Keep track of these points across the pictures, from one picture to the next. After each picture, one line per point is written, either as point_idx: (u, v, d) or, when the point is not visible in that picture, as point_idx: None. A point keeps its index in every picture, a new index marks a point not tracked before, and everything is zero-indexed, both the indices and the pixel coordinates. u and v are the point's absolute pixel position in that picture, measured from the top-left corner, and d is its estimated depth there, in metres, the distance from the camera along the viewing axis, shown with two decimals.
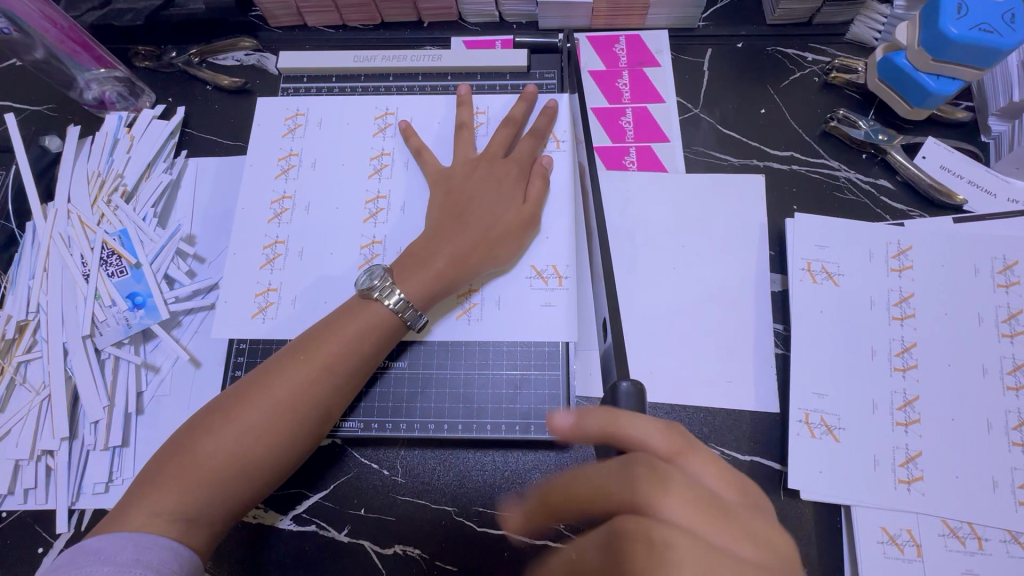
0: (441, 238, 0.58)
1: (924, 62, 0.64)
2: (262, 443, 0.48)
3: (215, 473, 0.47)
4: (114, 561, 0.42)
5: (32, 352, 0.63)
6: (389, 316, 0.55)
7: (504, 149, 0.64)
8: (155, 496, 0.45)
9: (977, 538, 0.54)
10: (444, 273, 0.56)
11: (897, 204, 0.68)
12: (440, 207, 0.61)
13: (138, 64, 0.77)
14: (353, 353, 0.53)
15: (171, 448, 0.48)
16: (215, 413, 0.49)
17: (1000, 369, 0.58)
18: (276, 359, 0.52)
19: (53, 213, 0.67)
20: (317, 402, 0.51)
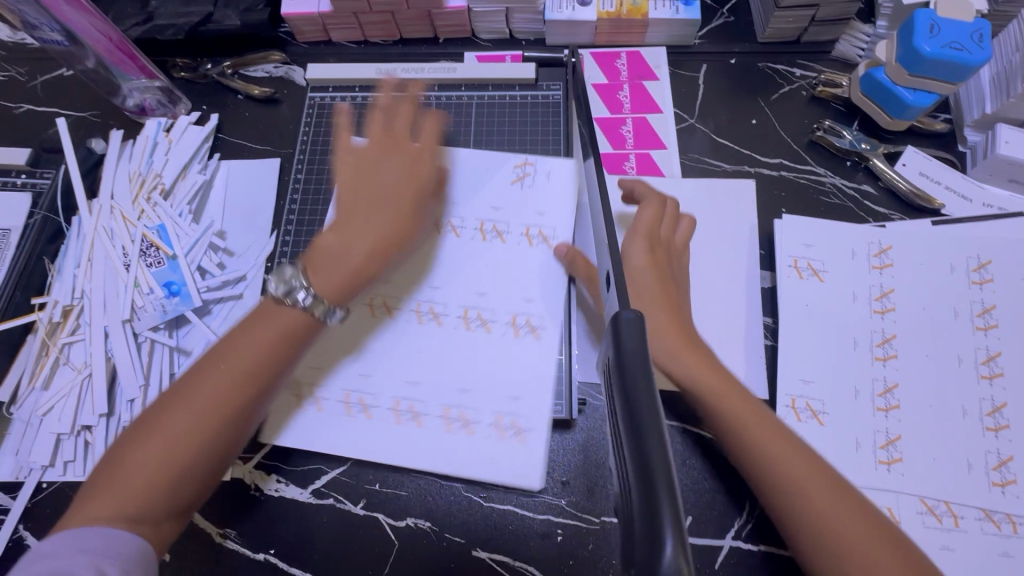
0: (357, 232, 0.59)
1: (902, 76, 0.69)
2: (192, 441, 0.50)
3: (149, 474, 0.48)
4: (103, 535, 0.46)
5: (74, 335, 0.69)
6: (304, 313, 0.55)
7: (409, 137, 0.65)
8: (97, 500, 0.47)
9: (953, 516, 0.58)
10: (359, 271, 0.58)
11: (879, 208, 0.73)
12: (352, 195, 0.61)
13: (175, 75, 0.84)
14: (275, 351, 0.54)
15: (109, 456, 0.50)
16: (148, 418, 0.51)
17: (975, 360, 0.63)
18: (200, 361, 0.54)
19: (97, 208, 0.73)
20: (242, 399, 0.52)
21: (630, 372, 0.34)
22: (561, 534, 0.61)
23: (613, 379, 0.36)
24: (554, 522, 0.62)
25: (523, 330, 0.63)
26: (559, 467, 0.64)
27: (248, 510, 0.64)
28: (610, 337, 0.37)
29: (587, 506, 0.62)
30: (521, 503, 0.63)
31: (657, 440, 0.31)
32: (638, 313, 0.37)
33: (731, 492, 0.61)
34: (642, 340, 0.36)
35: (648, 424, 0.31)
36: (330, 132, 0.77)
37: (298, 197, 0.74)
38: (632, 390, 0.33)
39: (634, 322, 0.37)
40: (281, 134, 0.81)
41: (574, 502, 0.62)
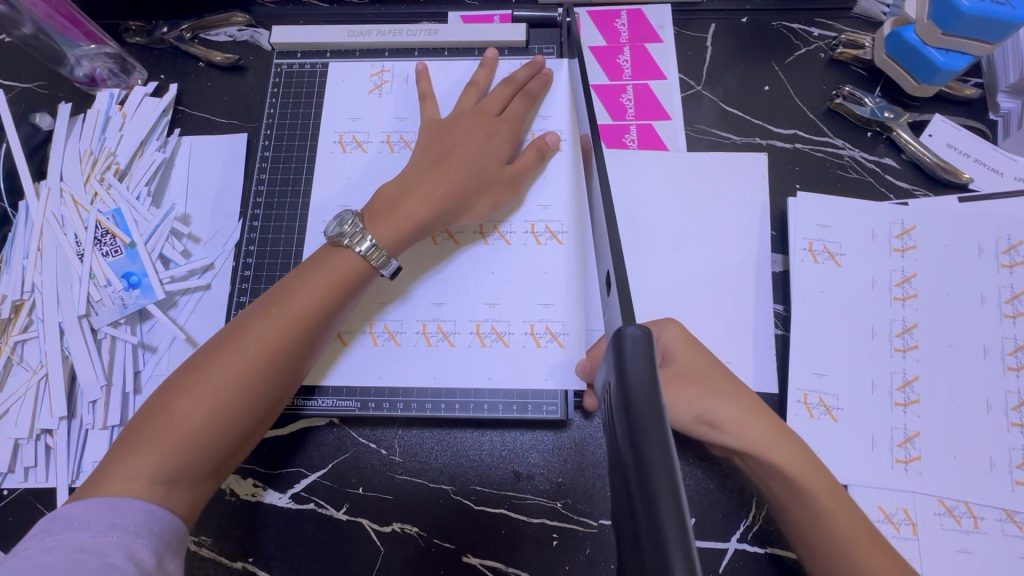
0: (413, 181, 0.57)
1: (934, 36, 0.62)
2: (236, 397, 0.47)
3: (193, 432, 0.46)
4: (89, 527, 0.41)
5: (27, 332, 0.63)
6: (360, 263, 0.53)
7: (501, 108, 0.63)
8: (133, 459, 0.44)
9: (972, 517, 0.54)
10: (414, 216, 0.55)
11: (901, 183, 0.67)
12: (424, 150, 0.60)
13: (128, 40, 0.75)
14: (327, 303, 0.52)
15: (148, 410, 0.47)
16: (190, 371, 0.48)
17: (1001, 350, 0.58)
18: (247, 314, 0.51)
19: (46, 192, 0.67)
20: (289, 354, 0.50)
21: (633, 402, 0.30)
22: (557, 539, 0.58)
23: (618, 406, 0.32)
24: (550, 526, 0.58)
25: (546, 239, 0.62)
26: (555, 469, 0.60)
27: (223, 517, 0.60)
28: (615, 359, 0.33)
29: (583, 508, 0.58)
30: (514, 507, 0.59)
31: (667, 492, 0.27)
32: (645, 326, 0.33)
33: (738, 492, 0.58)
34: (650, 367, 0.32)
35: (658, 474, 0.27)
36: (301, 102, 0.69)
37: (266, 177, 0.67)
38: (641, 432, 0.29)
39: (641, 339, 0.33)
40: (248, 106, 0.74)
41: (570, 505, 0.59)
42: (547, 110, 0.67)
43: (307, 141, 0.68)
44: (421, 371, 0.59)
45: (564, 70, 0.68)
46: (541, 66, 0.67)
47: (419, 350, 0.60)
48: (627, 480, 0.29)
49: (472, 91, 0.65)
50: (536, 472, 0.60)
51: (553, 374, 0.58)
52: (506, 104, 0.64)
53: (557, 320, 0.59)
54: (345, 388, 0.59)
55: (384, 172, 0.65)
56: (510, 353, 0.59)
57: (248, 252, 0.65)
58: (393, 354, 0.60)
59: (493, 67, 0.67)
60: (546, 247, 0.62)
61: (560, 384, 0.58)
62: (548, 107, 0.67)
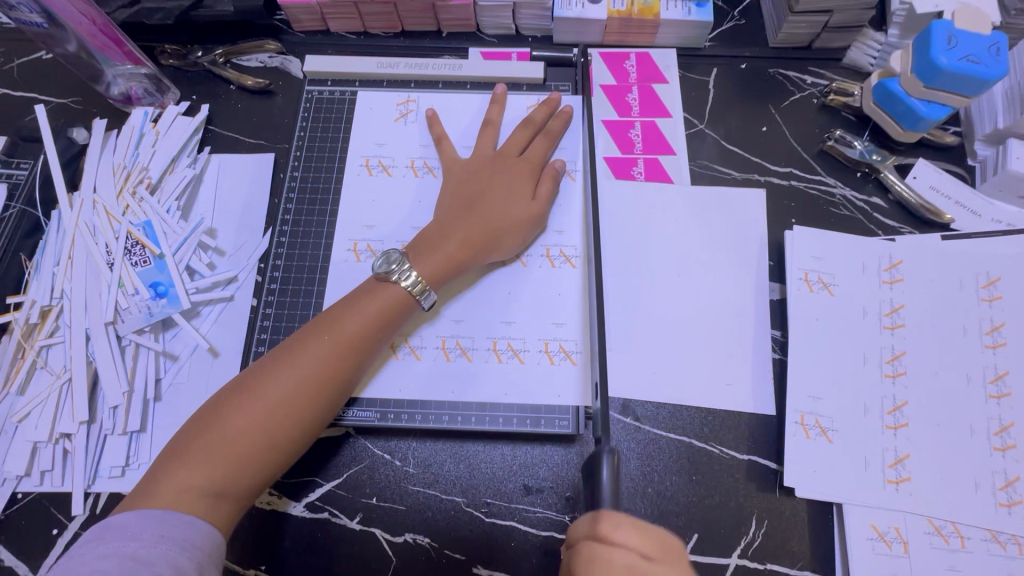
0: (452, 224, 0.62)
1: (916, 87, 0.69)
2: (285, 416, 0.50)
3: (245, 446, 0.49)
4: (139, 537, 0.43)
5: (53, 337, 0.65)
6: (405, 296, 0.58)
7: (522, 149, 0.68)
8: (186, 469, 0.47)
9: (959, 537, 0.57)
10: (454, 257, 0.60)
11: (889, 221, 0.72)
12: (456, 196, 0.65)
13: (163, 62, 0.80)
14: (372, 332, 0.56)
15: (197, 425, 0.50)
16: (238, 390, 0.51)
17: (984, 378, 0.62)
18: (295, 337, 0.55)
19: (79, 202, 0.69)
20: (337, 378, 0.53)
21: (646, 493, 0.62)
22: None
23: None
24: (558, 539, 0.60)
25: (560, 263, 0.66)
26: (564, 483, 0.62)
27: (238, 525, 0.61)
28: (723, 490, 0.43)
29: None
30: (523, 520, 0.61)
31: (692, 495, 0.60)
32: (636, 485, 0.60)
33: (737, 510, 0.60)
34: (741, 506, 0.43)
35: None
36: (329, 126, 0.73)
37: (294, 195, 0.70)
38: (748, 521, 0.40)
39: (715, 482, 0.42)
40: (276, 128, 0.78)
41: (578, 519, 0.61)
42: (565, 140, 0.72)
43: (335, 164, 0.72)
44: (440, 384, 0.62)
45: (580, 106, 0.74)
46: (557, 104, 0.72)
47: (437, 364, 0.63)
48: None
49: (489, 129, 0.70)
50: (545, 486, 0.62)
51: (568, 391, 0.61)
52: (528, 145, 0.69)
53: (569, 338, 0.63)
54: (364, 398, 0.62)
55: (409, 197, 0.69)
56: (525, 371, 0.62)
57: (274, 266, 0.68)
58: (412, 367, 0.63)
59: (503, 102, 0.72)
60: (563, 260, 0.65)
61: (572, 401, 0.61)
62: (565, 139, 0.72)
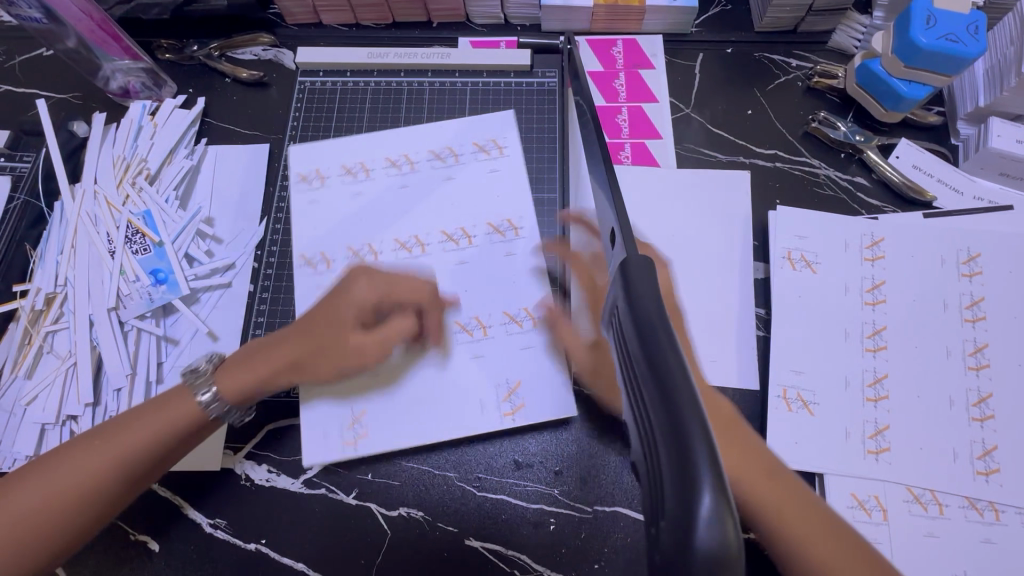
0: (281, 345, 0.59)
1: (897, 68, 0.70)
2: (119, 476, 0.52)
3: (50, 509, 0.49)
4: None
5: (58, 323, 0.67)
6: (198, 410, 0.55)
7: (423, 250, 0.68)
8: (1, 516, 0.48)
9: (938, 504, 0.59)
10: (259, 374, 0.57)
11: (872, 200, 0.73)
12: (308, 319, 0.60)
13: (160, 56, 0.81)
14: (238, 397, 0.57)
15: (30, 476, 0.50)
16: (83, 445, 0.52)
17: (963, 351, 0.63)
18: (144, 404, 0.55)
19: (80, 193, 0.71)
20: (182, 443, 0.55)
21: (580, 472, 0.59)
22: (554, 523, 0.61)
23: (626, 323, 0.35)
24: (547, 511, 0.62)
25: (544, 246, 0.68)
26: (553, 458, 0.64)
27: (239, 501, 0.63)
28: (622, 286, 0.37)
29: (578, 495, 0.62)
30: (514, 494, 0.63)
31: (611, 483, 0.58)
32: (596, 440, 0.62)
33: None
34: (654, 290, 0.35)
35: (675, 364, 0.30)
36: (322, 117, 0.75)
37: (288, 183, 0.73)
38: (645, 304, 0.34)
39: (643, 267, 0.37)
40: (271, 119, 0.80)
41: (566, 491, 0.63)
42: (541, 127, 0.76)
43: (328, 154, 0.74)
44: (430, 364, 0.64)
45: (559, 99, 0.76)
46: (495, 127, 0.71)
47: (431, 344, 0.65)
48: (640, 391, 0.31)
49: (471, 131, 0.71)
50: (535, 461, 0.64)
51: (529, 377, 0.64)
52: (447, 212, 0.68)
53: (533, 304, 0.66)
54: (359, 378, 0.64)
55: (383, 184, 0.70)
56: (494, 340, 0.65)
57: (270, 253, 0.72)
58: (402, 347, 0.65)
59: (472, 137, 0.71)
60: (507, 241, 0.68)
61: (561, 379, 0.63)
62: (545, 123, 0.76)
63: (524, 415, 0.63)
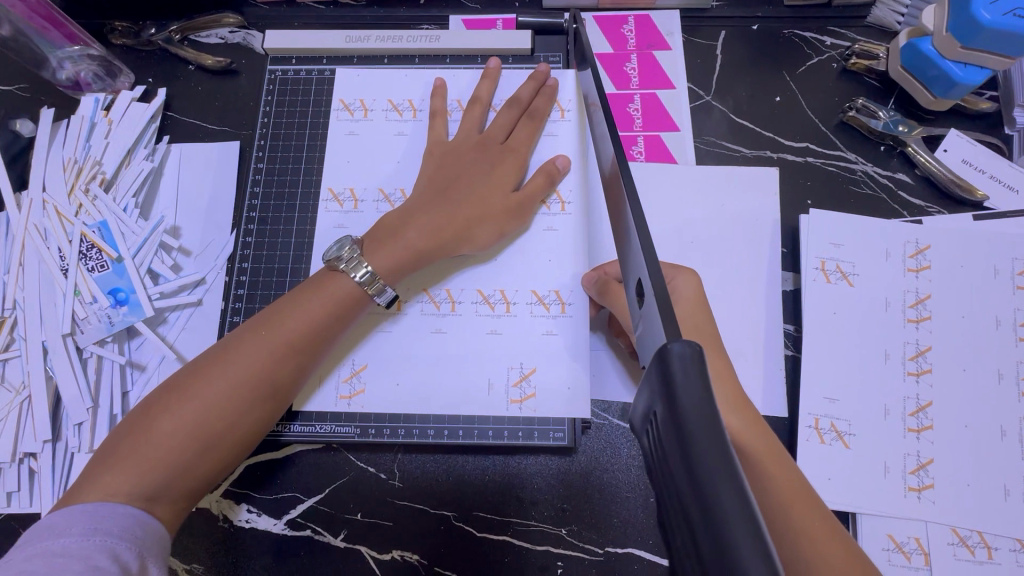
0: (416, 211, 0.56)
1: (952, 49, 0.61)
2: (223, 417, 0.46)
3: (173, 451, 0.44)
4: (70, 533, 0.39)
5: (9, 351, 0.61)
6: (356, 291, 0.52)
7: (505, 134, 0.62)
8: (109, 474, 0.43)
9: (986, 547, 0.53)
10: (415, 248, 0.54)
11: (915, 200, 0.65)
12: (428, 176, 0.59)
13: (114, 41, 0.72)
14: (321, 329, 0.51)
15: (128, 425, 0.45)
16: (172, 390, 0.46)
17: (1016, 375, 0.57)
18: (233, 334, 0.50)
19: (27, 202, 0.64)
20: (282, 366, 0.49)
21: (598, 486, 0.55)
22: (561, 566, 0.56)
23: (667, 440, 0.25)
24: (554, 553, 0.57)
25: (551, 259, 0.60)
26: (560, 494, 0.58)
27: (217, 545, 0.58)
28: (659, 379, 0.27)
29: (588, 535, 0.57)
30: (518, 534, 0.57)
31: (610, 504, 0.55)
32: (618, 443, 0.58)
33: None
34: (706, 390, 0.25)
35: (743, 540, 0.20)
36: (296, 110, 0.66)
37: (260, 190, 0.64)
38: (692, 423, 0.24)
39: (691, 358, 0.26)
40: (241, 112, 0.71)
41: (575, 531, 0.57)
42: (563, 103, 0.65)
43: (305, 152, 0.65)
44: (421, 396, 0.57)
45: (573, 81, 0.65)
46: (546, 78, 0.64)
47: (424, 372, 0.57)
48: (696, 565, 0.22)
49: (476, 110, 0.62)
50: (540, 498, 0.58)
51: (545, 363, 0.57)
52: (511, 129, 0.62)
53: (564, 285, 0.59)
54: (343, 413, 0.57)
55: (419, 130, 0.64)
56: (516, 319, 0.58)
57: (241, 269, 0.62)
58: (389, 375, 0.57)
59: (495, 77, 0.65)
60: (550, 215, 0.61)
61: (568, 411, 0.56)
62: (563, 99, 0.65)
63: (533, 408, 0.56)
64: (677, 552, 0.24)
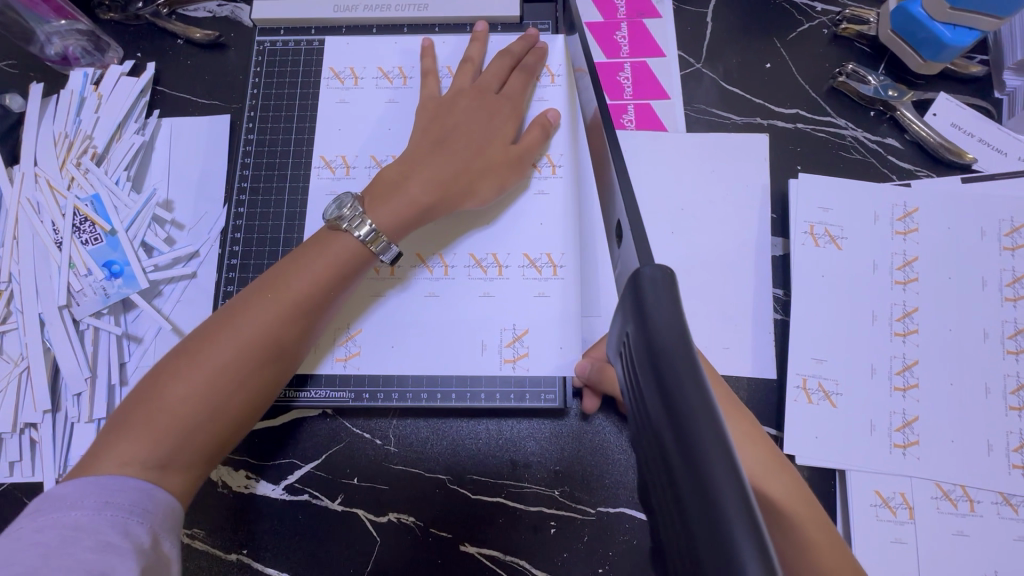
0: (416, 164, 0.56)
1: (942, 10, 0.61)
2: (234, 383, 0.46)
3: (187, 417, 0.45)
4: (81, 506, 0.40)
5: (6, 323, 0.61)
6: (359, 248, 0.52)
7: (499, 84, 0.62)
8: (125, 443, 0.43)
9: (969, 501, 0.54)
10: (417, 201, 0.54)
11: (904, 164, 0.65)
12: (423, 130, 0.59)
13: (102, 16, 0.72)
14: (325, 291, 0.51)
15: (138, 395, 0.45)
16: (179, 358, 0.46)
17: (1001, 334, 0.58)
18: (236, 300, 0.50)
19: (20, 177, 0.64)
20: (288, 330, 0.49)
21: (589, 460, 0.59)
22: (554, 527, 0.57)
23: (641, 355, 0.28)
24: (547, 514, 0.58)
25: (542, 226, 0.60)
26: (552, 457, 0.59)
27: (217, 511, 0.59)
28: (634, 307, 0.29)
29: (580, 496, 0.58)
30: (512, 496, 0.58)
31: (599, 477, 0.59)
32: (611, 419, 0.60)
33: None
34: (675, 309, 0.28)
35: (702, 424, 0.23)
36: (285, 81, 0.66)
37: (252, 160, 0.64)
38: (660, 336, 0.27)
39: (662, 281, 0.29)
40: (231, 85, 0.71)
41: (567, 493, 0.58)
42: (555, 68, 0.65)
43: (295, 122, 0.65)
44: (415, 362, 0.58)
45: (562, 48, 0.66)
46: (536, 41, 0.64)
47: (417, 339, 0.58)
48: (667, 463, 0.24)
49: (468, 70, 0.62)
50: (533, 460, 0.59)
51: (538, 324, 0.58)
52: (505, 80, 0.62)
53: (557, 248, 0.59)
54: (338, 379, 0.58)
55: (409, 97, 0.64)
56: (508, 282, 0.59)
57: (234, 240, 0.62)
58: (382, 342, 0.58)
59: (484, 41, 0.65)
60: (542, 178, 0.61)
61: (559, 372, 0.57)
62: (556, 64, 0.65)
63: (527, 367, 0.57)
64: (652, 450, 0.27)
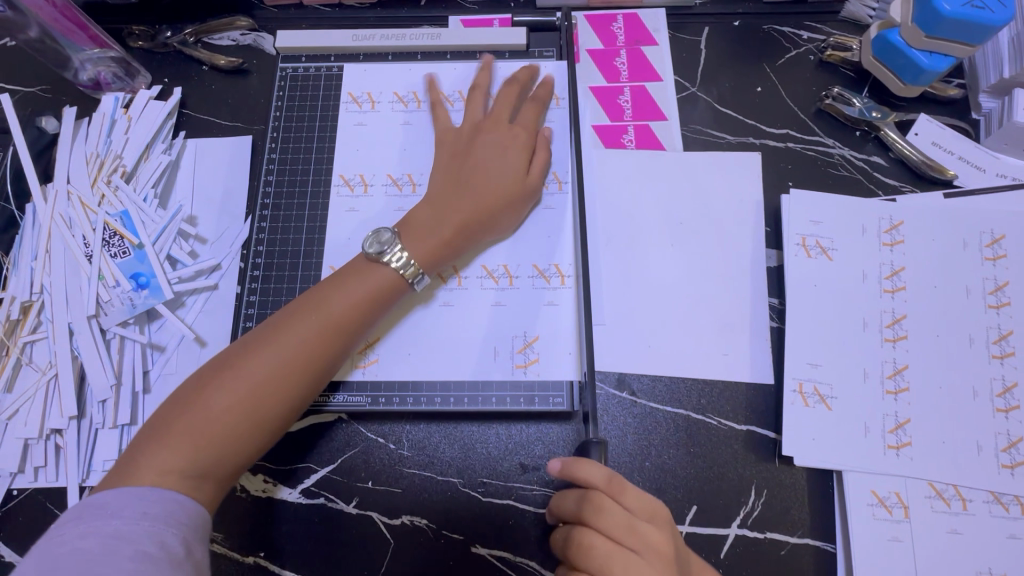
0: (443, 202, 0.60)
1: (918, 39, 0.65)
2: (267, 400, 0.49)
3: (221, 430, 0.48)
4: (121, 515, 0.42)
5: (37, 333, 0.64)
6: (396, 279, 0.56)
7: (511, 114, 0.65)
8: (164, 452, 0.46)
9: (961, 499, 0.57)
10: (447, 238, 0.58)
11: (889, 180, 0.69)
12: (445, 168, 0.62)
13: (132, 44, 0.77)
14: (357, 317, 0.54)
15: (179, 404, 0.48)
16: (218, 371, 0.50)
17: (986, 339, 0.60)
18: (275, 319, 0.53)
19: (53, 194, 0.67)
20: (321, 353, 0.52)
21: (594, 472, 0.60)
22: None
23: None
24: None
25: (549, 238, 0.63)
26: None
27: (235, 514, 0.60)
28: None
29: None
30: (521, 498, 0.60)
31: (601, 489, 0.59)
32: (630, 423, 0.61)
33: (738, 480, 0.59)
34: None
35: None
36: (306, 105, 0.70)
37: (274, 179, 0.68)
38: None
39: None
40: (252, 108, 0.75)
41: None
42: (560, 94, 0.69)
43: (314, 143, 0.69)
44: (430, 369, 0.60)
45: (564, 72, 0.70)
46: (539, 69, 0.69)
47: (431, 346, 0.61)
48: None
49: (478, 94, 0.66)
50: (542, 463, 0.61)
51: (548, 331, 0.61)
52: (516, 109, 0.66)
53: (563, 259, 0.63)
54: (355, 384, 0.60)
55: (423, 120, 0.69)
56: (518, 292, 0.62)
57: (256, 252, 0.65)
58: (396, 349, 0.61)
59: (491, 68, 0.69)
60: (549, 195, 0.65)
61: (564, 377, 0.59)
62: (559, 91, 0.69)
63: (537, 372, 0.59)
64: None
